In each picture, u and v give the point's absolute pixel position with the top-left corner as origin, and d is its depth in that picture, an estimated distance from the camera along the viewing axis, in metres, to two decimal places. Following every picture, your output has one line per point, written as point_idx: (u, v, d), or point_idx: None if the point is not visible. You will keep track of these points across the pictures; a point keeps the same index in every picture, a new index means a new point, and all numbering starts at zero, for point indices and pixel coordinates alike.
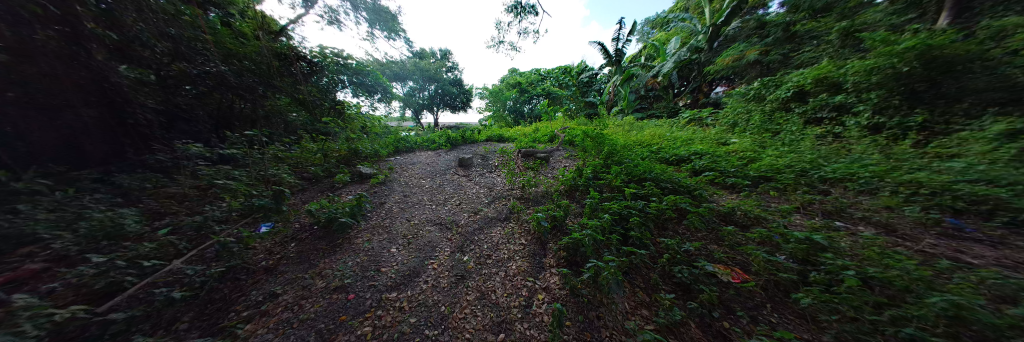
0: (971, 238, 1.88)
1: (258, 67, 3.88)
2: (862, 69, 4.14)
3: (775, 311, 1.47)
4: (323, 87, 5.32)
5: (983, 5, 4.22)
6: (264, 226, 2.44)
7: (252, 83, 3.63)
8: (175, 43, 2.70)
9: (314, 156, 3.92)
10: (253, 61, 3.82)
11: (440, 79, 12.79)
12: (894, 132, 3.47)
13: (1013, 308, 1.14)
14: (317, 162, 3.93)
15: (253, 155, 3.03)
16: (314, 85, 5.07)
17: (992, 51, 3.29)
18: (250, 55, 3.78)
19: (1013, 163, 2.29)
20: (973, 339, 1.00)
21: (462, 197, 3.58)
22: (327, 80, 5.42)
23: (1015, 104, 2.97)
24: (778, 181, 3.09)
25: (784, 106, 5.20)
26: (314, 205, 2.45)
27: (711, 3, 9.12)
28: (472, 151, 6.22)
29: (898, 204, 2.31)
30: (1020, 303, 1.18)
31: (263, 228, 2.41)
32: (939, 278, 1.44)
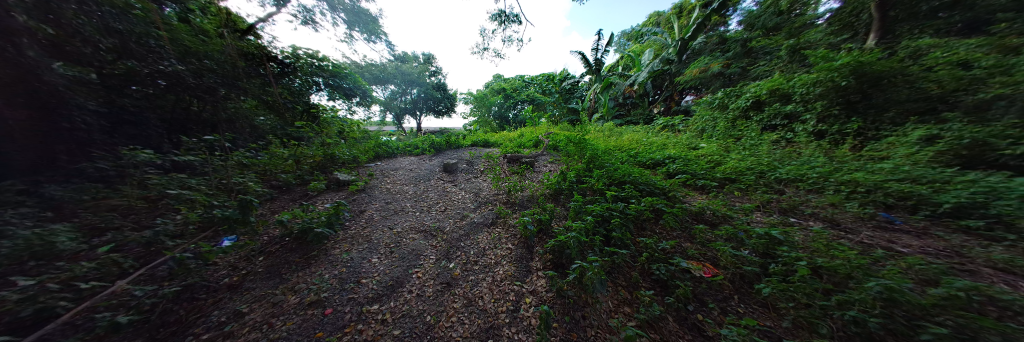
0: (900, 230, 2.20)
1: (221, 68, 3.47)
2: (808, 82, 4.70)
3: (742, 302, 1.61)
4: (297, 90, 5.04)
5: (901, 28, 5.03)
6: (228, 239, 2.24)
7: (214, 83, 3.32)
8: (123, 39, 2.44)
9: (286, 161, 3.66)
10: (213, 61, 3.38)
11: (423, 84, 12.62)
12: (835, 138, 4.02)
13: (934, 289, 1.34)
14: (288, 169, 3.67)
15: (214, 161, 2.76)
16: (286, 86, 4.76)
17: (911, 68, 3.87)
18: (210, 54, 3.33)
19: (931, 164, 2.76)
20: (904, 318, 1.16)
21: (447, 202, 3.53)
22: (300, 82, 5.09)
23: (928, 114, 3.56)
24: (741, 181, 3.39)
25: (744, 114, 5.75)
26: (288, 215, 2.27)
27: (679, 19, 9.91)
28: (457, 156, 6.19)
29: (840, 202, 2.64)
30: (940, 285, 1.40)
31: (227, 241, 2.21)
32: (876, 265, 1.67)
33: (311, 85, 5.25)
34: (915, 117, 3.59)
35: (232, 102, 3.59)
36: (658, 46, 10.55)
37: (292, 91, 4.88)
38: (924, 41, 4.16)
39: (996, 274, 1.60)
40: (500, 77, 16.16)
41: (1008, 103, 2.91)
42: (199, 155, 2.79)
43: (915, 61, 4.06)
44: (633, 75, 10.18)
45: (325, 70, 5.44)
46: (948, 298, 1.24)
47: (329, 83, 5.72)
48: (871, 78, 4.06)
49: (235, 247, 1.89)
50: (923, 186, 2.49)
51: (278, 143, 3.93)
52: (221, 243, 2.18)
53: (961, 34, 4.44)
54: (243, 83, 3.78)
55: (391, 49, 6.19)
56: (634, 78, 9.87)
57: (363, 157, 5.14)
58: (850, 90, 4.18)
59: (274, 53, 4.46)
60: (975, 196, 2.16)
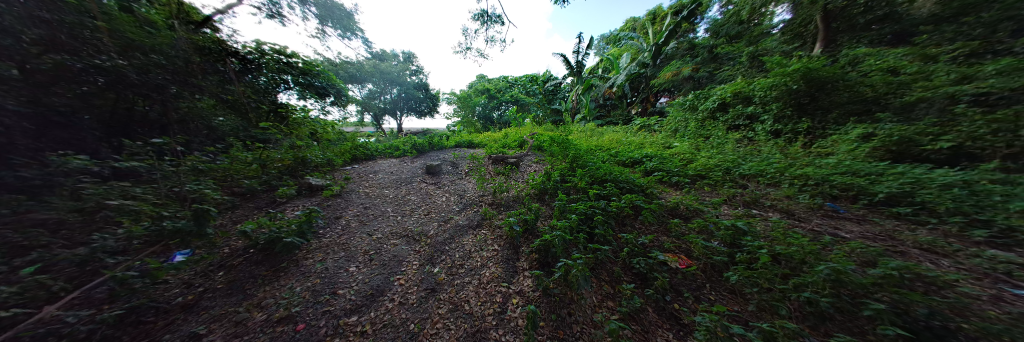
0: (845, 218, 2.50)
1: (174, 63, 3.09)
2: (765, 85, 5.18)
3: (714, 290, 1.72)
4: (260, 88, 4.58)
5: (841, 38, 5.81)
6: (180, 254, 2.02)
7: (163, 82, 2.94)
8: (52, 30, 2.15)
9: (250, 165, 3.34)
10: (163, 55, 2.99)
11: (403, 83, 12.21)
12: (789, 136, 4.50)
13: (872, 269, 1.54)
14: (252, 174, 3.34)
15: (164, 167, 2.45)
16: (250, 84, 4.36)
17: (848, 75, 4.41)
18: (158, 48, 2.95)
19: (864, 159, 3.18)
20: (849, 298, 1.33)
21: (430, 206, 3.43)
22: (265, 80, 4.62)
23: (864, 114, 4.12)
24: (709, 177, 3.64)
25: (711, 115, 6.21)
26: (252, 225, 2.05)
27: (653, 25, 10.48)
28: (440, 157, 6.04)
29: (794, 194, 2.93)
30: (876, 265, 1.61)
31: (178, 256, 2.00)
32: (826, 250, 1.87)
33: (277, 82, 4.78)
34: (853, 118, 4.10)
35: (184, 101, 3.20)
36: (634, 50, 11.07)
37: (256, 89, 4.47)
38: (859, 51, 4.79)
39: (919, 252, 1.90)
40: (483, 78, 16.06)
41: (928, 105, 3.45)
42: (144, 160, 2.47)
43: (853, 68, 4.64)
44: (612, 78, 10.58)
45: (295, 69, 4.95)
46: (884, 277, 1.43)
47: (298, 81, 5.09)
48: (817, 83, 4.55)
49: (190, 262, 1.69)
50: (862, 178, 2.85)
51: (239, 145, 3.57)
52: (173, 259, 1.97)
53: (889, 44, 5.19)
54: (198, 80, 3.41)
55: (368, 46, 5.89)
56: (613, 80, 10.27)
57: (338, 159, 4.83)
58: (800, 93, 4.68)
59: (234, 49, 4.10)
60: (904, 186, 2.54)
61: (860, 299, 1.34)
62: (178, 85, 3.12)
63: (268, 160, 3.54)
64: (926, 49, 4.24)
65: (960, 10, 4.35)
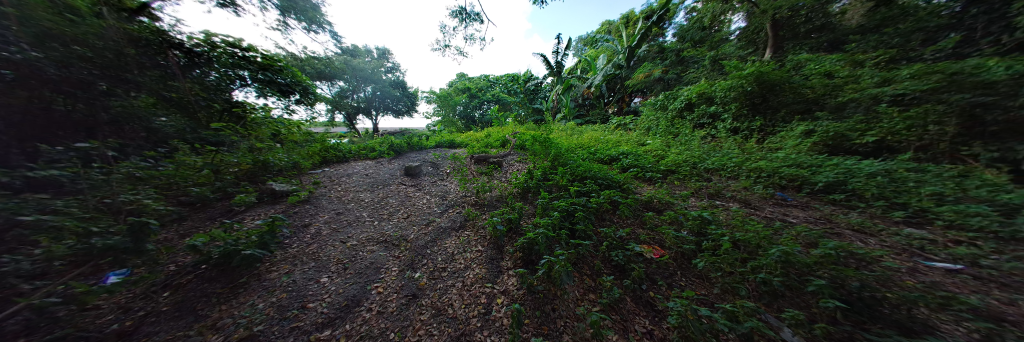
0: (792, 205, 2.83)
1: (104, 56, 2.63)
2: (725, 87, 5.68)
3: (683, 276, 1.85)
4: (216, 86, 3.83)
5: (787, 46, 6.89)
6: (115, 274, 1.73)
7: (94, 76, 2.55)
8: None
9: (199, 170, 2.97)
10: (91, 47, 2.52)
11: (378, 81, 11.60)
12: (745, 134, 4.99)
13: (813, 250, 1.77)
14: (203, 181, 2.95)
15: (92, 175, 2.09)
16: (199, 80, 3.65)
17: (791, 79, 5.00)
18: (86, 39, 2.47)
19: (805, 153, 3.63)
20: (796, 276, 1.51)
21: (409, 209, 3.29)
22: (216, 77, 3.81)
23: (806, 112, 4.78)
24: (679, 172, 3.90)
25: (679, 114, 6.69)
26: (206, 238, 1.82)
27: (627, 29, 10.90)
28: (420, 158, 5.83)
29: (750, 185, 3.26)
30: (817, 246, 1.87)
31: (112, 277, 1.71)
32: (777, 234, 2.12)
33: (233, 79, 3.96)
34: (797, 116, 4.67)
35: (118, 99, 2.76)
36: (609, 52, 11.53)
37: (205, 86, 3.73)
38: (801, 57, 5.50)
39: (852, 233, 2.26)
40: (463, 76, 15.77)
41: (857, 105, 4.07)
42: (64, 167, 2.08)
43: (798, 72, 5.31)
44: (590, 78, 10.95)
45: (253, 63, 4.13)
46: (824, 256, 1.64)
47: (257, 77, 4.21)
48: (767, 85, 5.10)
49: (129, 283, 1.46)
50: (805, 170, 3.25)
51: (186, 149, 3.16)
52: (108, 280, 1.67)
53: (827, 50, 6.33)
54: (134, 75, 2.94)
55: (338, 40, 5.48)
56: (591, 81, 10.63)
57: (306, 162, 4.46)
58: (753, 95, 5.22)
59: (178, 40, 3.39)
60: (837, 176, 2.96)
61: (805, 276, 1.53)
62: (109, 81, 2.71)
63: (223, 165, 3.17)
64: (851, 57, 4.93)
65: (881, 22, 5.49)
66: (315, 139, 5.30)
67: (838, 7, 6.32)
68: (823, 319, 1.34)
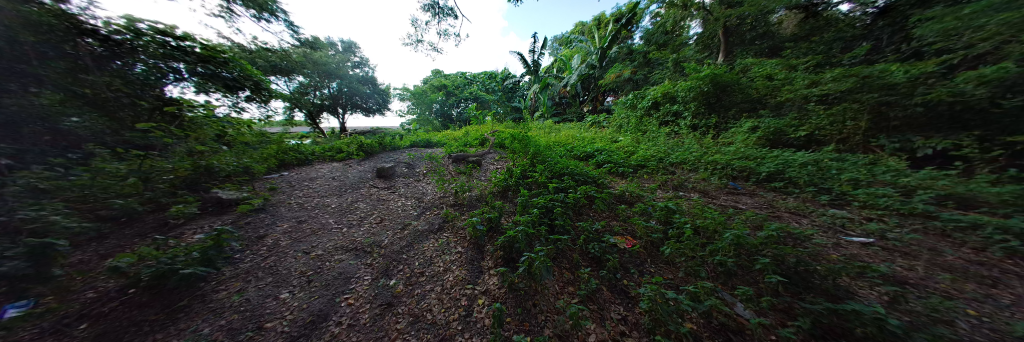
0: (742, 193, 3.19)
1: None
2: (686, 87, 6.20)
3: (652, 263, 1.99)
4: (144, 82, 2.99)
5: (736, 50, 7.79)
6: (14, 306, 1.20)
7: None
8: None
9: (125, 179, 2.43)
10: None
11: (344, 76, 10.69)
12: (703, 130, 5.51)
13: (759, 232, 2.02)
14: (129, 192, 2.38)
15: None
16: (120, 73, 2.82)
17: (739, 81, 5.62)
18: None
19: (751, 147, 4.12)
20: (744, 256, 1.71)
21: (383, 213, 3.10)
22: (144, 69, 2.96)
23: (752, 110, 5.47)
24: (647, 166, 4.18)
25: (647, 112, 7.17)
26: (131, 258, 1.51)
27: (598, 31, 11.35)
28: (394, 158, 5.54)
29: (707, 177, 3.61)
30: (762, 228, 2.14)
31: (12, 310, 1.18)
32: (731, 219, 2.38)
33: (167, 72, 3.12)
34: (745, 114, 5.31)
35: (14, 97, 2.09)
36: (583, 52, 11.96)
37: (128, 80, 2.88)
38: (748, 61, 6.22)
39: (789, 214, 2.67)
40: (439, 73, 15.27)
41: (791, 103, 4.86)
42: None
43: (745, 74, 5.99)
44: (566, 77, 11.27)
45: (192, 55, 3.37)
46: (768, 237, 1.87)
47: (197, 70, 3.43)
48: (721, 86, 5.68)
49: (25, 320, 1.17)
50: (752, 161, 3.70)
51: (105, 156, 2.53)
52: (5, 315, 1.14)
53: (768, 54, 7.36)
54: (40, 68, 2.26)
55: (294, 31, 4.94)
56: (567, 80, 10.93)
57: (260, 166, 3.98)
58: (709, 95, 5.78)
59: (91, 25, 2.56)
60: (777, 166, 3.43)
61: (753, 256, 1.74)
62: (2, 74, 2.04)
63: (153, 170, 2.63)
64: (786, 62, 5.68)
65: (809, 32, 6.68)
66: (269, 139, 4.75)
67: (777, 16, 7.38)
68: (768, 292, 1.54)
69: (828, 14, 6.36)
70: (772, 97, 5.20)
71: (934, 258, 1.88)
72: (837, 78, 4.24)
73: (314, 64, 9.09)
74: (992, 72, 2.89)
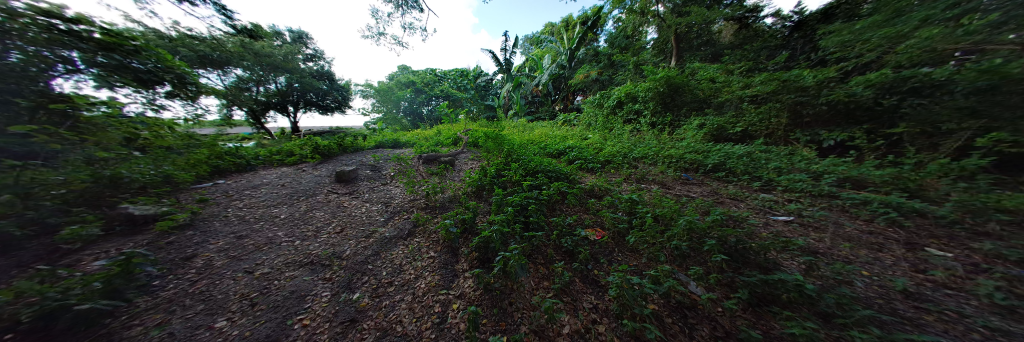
0: (692, 183, 3.59)
1: None
2: (645, 87, 6.74)
3: (619, 252, 2.12)
4: (20, 73, 2.00)
5: (686, 55, 8.74)
6: None
7: None
8: None
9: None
10: None
11: (295, 70, 9.24)
12: (660, 128, 6.06)
13: (707, 216, 2.29)
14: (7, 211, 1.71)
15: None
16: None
17: (689, 83, 6.28)
18: None
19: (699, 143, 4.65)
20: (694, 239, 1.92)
21: (344, 221, 2.83)
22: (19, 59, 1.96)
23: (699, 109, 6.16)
24: (614, 162, 4.44)
25: (612, 111, 7.66)
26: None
27: (567, 32, 11.75)
28: (356, 161, 5.10)
29: (664, 170, 3.97)
30: (709, 212, 2.43)
31: None
32: (685, 206, 2.66)
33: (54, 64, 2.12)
34: (694, 113, 5.96)
35: None
36: (553, 52, 12.30)
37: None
38: (695, 65, 6.99)
39: (730, 200, 3.06)
40: (407, 69, 14.40)
41: (729, 103, 5.63)
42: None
43: (693, 77, 6.72)
44: (537, 77, 11.48)
45: (90, 41, 2.37)
46: (715, 221, 2.11)
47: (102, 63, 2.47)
48: (674, 87, 6.28)
49: None
50: (700, 155, 4.17)
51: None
52: None
53: (711, 59, 8.44)
54: None
55: (226, 16, 4.21)
56: (539, 79, 11.15)
57: (187, 174, 3.36)
58: (664, 95, 6.37)
59: None
60: (719, 159, 3.93)
61: (702, 238, 1.96)
62: None
63: (37, 185, 1.91)
64: (725, 67, 6.51)
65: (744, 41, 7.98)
66: (200, 142, 3.92)
67: (717, 25, 8.34)
68: (714, 270, 1.75)
69: (757, 26, 7.86)
70: (715, 97, 5.91)
71: (832, 229, 2.35)
72: (763, 82, 4.99)
73: (255, 55, 7.86)
74: (876, 77, 3.72)
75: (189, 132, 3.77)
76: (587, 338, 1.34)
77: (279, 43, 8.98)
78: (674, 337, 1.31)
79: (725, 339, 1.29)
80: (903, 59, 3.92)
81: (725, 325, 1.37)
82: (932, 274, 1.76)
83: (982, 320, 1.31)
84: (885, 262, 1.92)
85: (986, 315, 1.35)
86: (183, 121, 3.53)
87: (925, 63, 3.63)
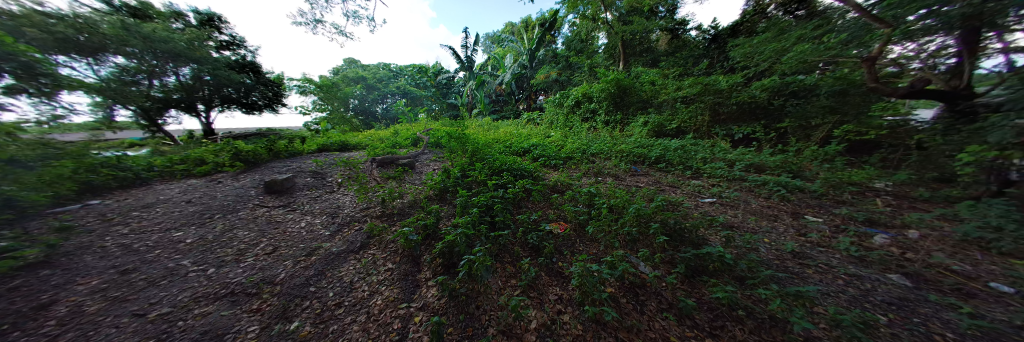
0: (640, 174, 4.03)
1: None
2: (599, 88, 7.28)
3: (581, 242, 2.23)
4: None
5: (630, 61, 9.79)
6: None
7: None
8: None
9: None
10: None
11: (205, 60, 6.75)
12: (614, 125, 6.63)
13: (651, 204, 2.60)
14: None
15: None
16: None
17: (635, 85, 7.02)
18: None
19: (645, 138, 5.24)
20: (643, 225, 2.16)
21: (277, 239, 2.39)
22: None
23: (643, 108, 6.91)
24: (574, 157, 4.69)
25: (571, 110, 8.11)
26: None
27: (527, 33, 12.05)
28: (293, 167, 4.39)
29: (617, 163, 4.36)
30: (654, 199, 2.75)
31: None
32: (635, 195, 2.95)
33: None
34: (640, 112, 6.68)
35: None
36: (515, 52, 12.48)
37: None
38: (639, 70, 7.84)
39: (669, 187, 3.52)
40: (355, 63, 12.94)
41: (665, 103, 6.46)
42: None
43: (637, 79, 7.53)
44: (500, 76, 11.50)
45: None
46: (659, 206, 2.39)
47: None
48: (623, 88, 6.96)
49: None
50: (646, 149, 4.69)
51: None
52: None
53: (651, 65, 9.63)
54: None
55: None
56: (501, 78, 11.21)
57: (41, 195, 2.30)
58: (615, 95, 7.02)
59: None
60: (661, 152, 4.48)
61: (648, 222, 2.21)
62: None
63: None
64: (662, 72, 7.48)
65: (674, 50, 9.31)
66: (59, 151, 2.80)
67: (655, 35, 9.51)
68: (659, 249, 1.98)
69: (683, 37, 9.41)
70: (655, 98, 6.71)
71: (742, 206, 2.90)
72: (692, 85, 5.85)
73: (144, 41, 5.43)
74: (767, 83, 5.10)
75: (42, 138, 2.69)
76: (554, 330, 1.37)
77: (177, 24, 6.56)
78: (629, 315, 1.45)
79: (668, 310, 1.48)
80: (784, 69, 5.05)
81: (667, 297, 1.57)
82: (809, 236, 2.33)
83: (842, 269, 1.85)
84: (779, 230, 2.45)
85: (846, 264, 1.93)
86: (34, 125, 2.49)
87: (800, 71, 4.94)
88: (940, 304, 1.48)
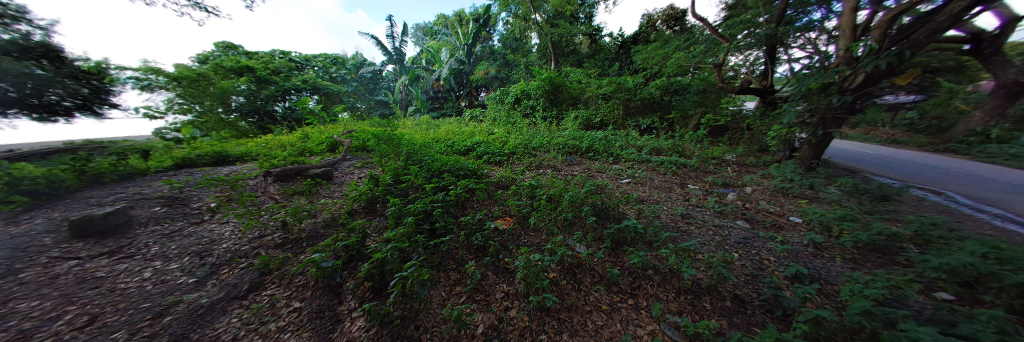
0: (573, 164, 4.46)
1: None
2: (536, 86, 7.67)
3: (525, 235, 2.28)
4: None
5: (560, 60, 10.68)
6: None
7: None
8: None
9: None
10: None
11: None
12: (552, 120, 7.13)
13: (582, 188, 2.90)
14: None
15: None
16: None
17: (566, 83, 7.70)
18: None
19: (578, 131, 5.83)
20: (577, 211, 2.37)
21: (99, 303, 1.54)
22: None
23: (574, 104, 7.63)
24: (516, 152, 4.81)
25: (512, 106, 8.31)
26: None
27: (462, 28, 11.72)
28: (133, 193, 3.10)
29: (555, 156, 4.68)
30: (583, 184, 3.09)
31: None
32: (569, 183, 3.25)
33: None
34: (572, 107, 7.39)
35: None
36: (450, 47, 11.94)
37: None
38: (568, 69, 8.64)
39: (596, 172, 4.02)
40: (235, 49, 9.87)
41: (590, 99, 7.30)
42: None
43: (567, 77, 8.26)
44: (437, 71, 10.85)
45: None
46: (591, 190, 2.67)
47: None
48: (556, 86, 7.54)
49: None
50: (578, 141, 5.23)
51: None
52: None
53: (577, 65, 10.79)
54: None
55: None
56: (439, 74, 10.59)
57: None
58: (549, 92, 7.56)
59: None
60: (590, 143, 5.06)
61: (578, 207, 2.44)
62: None
63: None
64: (586, 72, 8.42)
65: (593, 52, 10.64)
66: None
67: (579, 38, 10.59)
68: (589, 231, 2.21)
69: (600, 42, 10.82)
70: (581, 94, 7.50)
71: (649, 183, 3.55)
72: (610, 83, 6.79)
73: None
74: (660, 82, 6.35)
75: None
76: (501, 329, 1.36)
77: None
78: (568, 295, 1.56)
79: (600, 283, 1.66)
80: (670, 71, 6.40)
81: (599, 271, 1.76)
82: (691, 200, 3.02)
83: (712, 222, 2.47)
84: (673, 198, 3.09)
85: (714, 218, 2.59)
86: None
87: (678, 73, 6.36)
88: (766, 237, 2.18)
